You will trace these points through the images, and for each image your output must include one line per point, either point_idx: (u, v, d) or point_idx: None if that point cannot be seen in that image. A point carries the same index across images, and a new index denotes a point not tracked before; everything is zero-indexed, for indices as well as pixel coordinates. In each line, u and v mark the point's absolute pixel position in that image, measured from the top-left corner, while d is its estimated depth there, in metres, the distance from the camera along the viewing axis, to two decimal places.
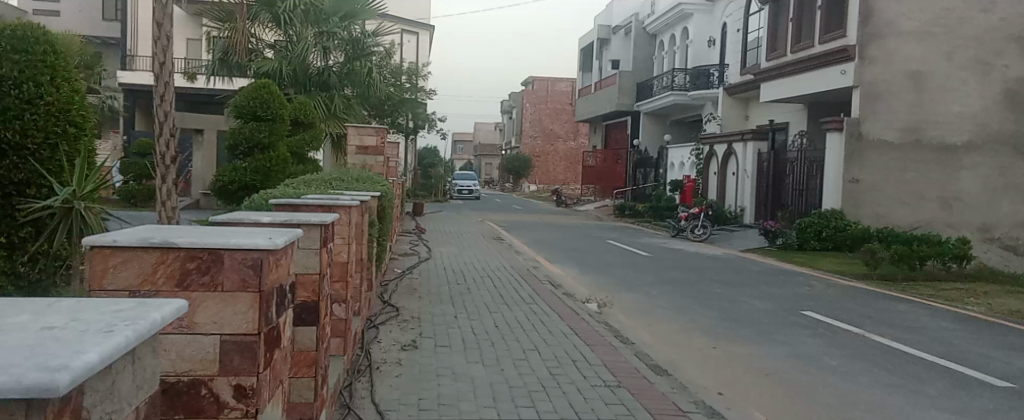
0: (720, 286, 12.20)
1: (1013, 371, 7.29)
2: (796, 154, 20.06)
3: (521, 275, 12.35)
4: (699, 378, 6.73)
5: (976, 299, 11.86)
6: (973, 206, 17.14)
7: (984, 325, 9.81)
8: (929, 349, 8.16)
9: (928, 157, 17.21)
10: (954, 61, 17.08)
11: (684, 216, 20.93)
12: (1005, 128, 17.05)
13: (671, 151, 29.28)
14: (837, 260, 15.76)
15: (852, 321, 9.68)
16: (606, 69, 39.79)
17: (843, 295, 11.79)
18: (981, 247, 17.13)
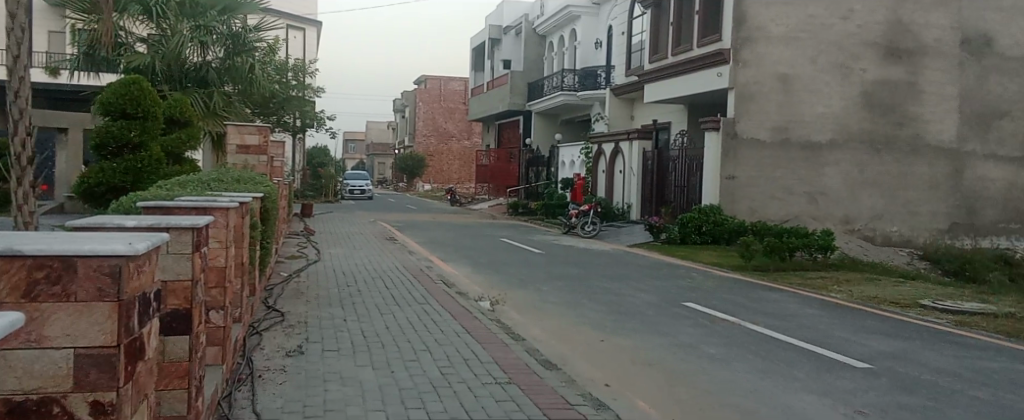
0: (607, 281, 12.52)
1: (871, 352, 7.87)
2: (678, 152, 20.84)
3: (412, 275, 12.23)
4: (587, 371, 6.85)
5: (840, 286, 12.74)
6: (837, 200, 18.52)
7: (847, 310, 10.51)
8: (798, 334, 8.68)
9: (796, 155, 18.27)
10: (818, 65, 18.21)
11: (574, 213, 21.36)
12: (863, 127, 18.43)
13: (562, 150, 29.79)
14: (716, 253, 16.49)
15: (729, 310, 10.16)
16: (497, 68, 40.11)
17: (722, 286, 12.36)
18: (844, 238, 18.39)
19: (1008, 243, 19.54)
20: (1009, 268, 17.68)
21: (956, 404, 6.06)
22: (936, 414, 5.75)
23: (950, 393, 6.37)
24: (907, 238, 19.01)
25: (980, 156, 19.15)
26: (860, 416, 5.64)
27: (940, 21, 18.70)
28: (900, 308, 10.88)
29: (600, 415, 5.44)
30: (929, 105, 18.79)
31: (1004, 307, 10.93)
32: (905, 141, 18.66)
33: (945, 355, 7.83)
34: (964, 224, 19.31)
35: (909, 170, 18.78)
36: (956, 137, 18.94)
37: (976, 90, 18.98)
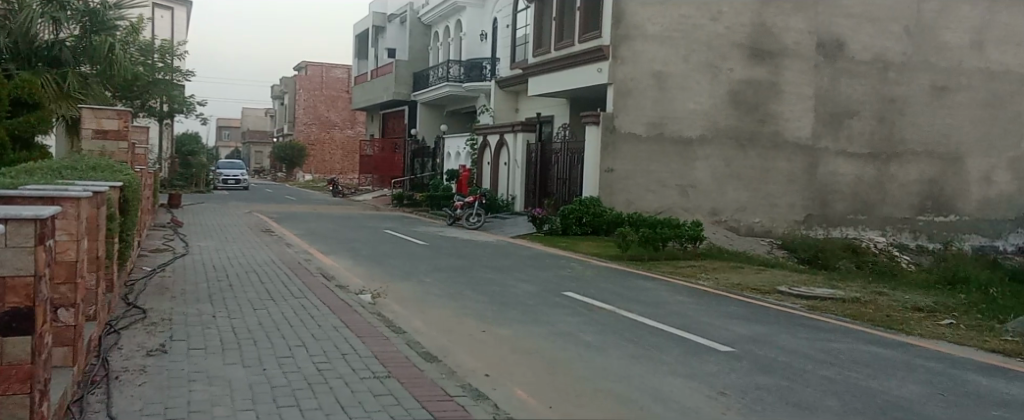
0: (490, 271, 12.62)
1: (733, 335, 8.32)
2: (560, 145, 21.23)
3: (290, 268, 11.86)
4: (467, 362, 6.88)
5: (708, 274, 13.41)
6: (706, 192, 19.43)
7: (712, 297, 11.05)
8: (668, 320, 9.06)
9: (669, 149, 19.01)
10: (689, 63, 19.01)
11: (459, 205, 21.37)
12: (729, 124, 19.41)
13: (448, 141, 29.69)
14: (594, 243, 16.96)
15: (605, 298, 10.46)
16: (382, 57, 39.47)
17: (600, 276, 12.72)
18: (712, 228, 19.32)
19: (856, 233, 21.08)
20: (856, 256, 19.16)
21: (807, 383, 6.49)
22: (789, 393, 6.15)
23: (802, 373, 6.82)
24: (768, 228, 20.21)
25: (832, 153, 20.56)
26: (722, 397, 5.95)
27: (799, 26, 19.89)
28: (760, 294, 11.56)
29: (478, 406, 5.48)
30: (788, 104, 19.98)
31: (850, 292, 11.82)
32: (767, 137, 19.78)
33: (797, 337, 8.37)
34: (818, 215, 20.70)
35: (772, 164, 19.95)
36: (812, 135, 20.27)
37: (829, 91, 20.33)
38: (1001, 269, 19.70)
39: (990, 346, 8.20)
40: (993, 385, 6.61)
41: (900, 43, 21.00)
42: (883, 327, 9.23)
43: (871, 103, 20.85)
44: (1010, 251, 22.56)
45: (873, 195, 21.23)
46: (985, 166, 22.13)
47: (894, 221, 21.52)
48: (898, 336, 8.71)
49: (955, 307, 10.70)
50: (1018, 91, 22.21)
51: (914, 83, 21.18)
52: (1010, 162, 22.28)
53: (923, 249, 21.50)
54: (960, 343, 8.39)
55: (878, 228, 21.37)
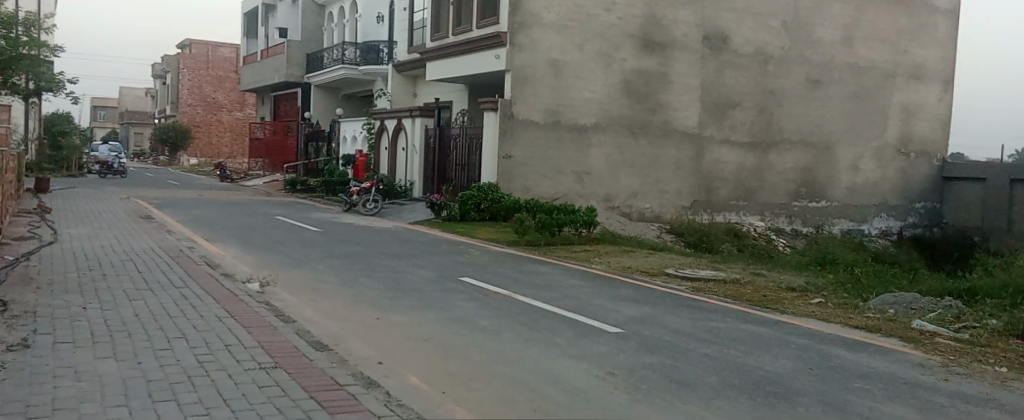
0: (386, 258, 12.46)
1: (623, 317, 8.56)
2: (458, 131, 21.18)
3: (172, 257, 11.29)
4: (360, 349, 6.76)
5: (602, 258, 13.72)
6: (600, 179, 19.82)
7: (605, 280, 11.34)
8: (561, 303, 9.23)
9: (565, 136, 19.25)
10: (584, 52, 19.30)
11: (355, 191, 20.95)
12: (622, 112, 19.87)
13: (343, 125, 29.06)
14: (491, 229, 17.02)
15: (500, 283, 10.54)
16: (272, 37, 38.12)
17: (496, 261, 12.78)
18: (605, 214, 19.74)
19: (738, 218, 22.10)
20: (738, 241, 20.06)
21: (690, 361, 6.75)
22: (673, 371, 6.38)
23: (686, 352, 7.09)
24: (658, 214, 20.84)
25: (717, 141, 21.42)
26: (611, 377, 6.12)
27: (687, 18, 20.56)
28: (649, 277, 11.95)
29: (370, 394, 5.42)
30: (677, 94, 20.63)
31: (731, 274, 12.41)
32: (657, 126, 20.38)
33: (682, 318, 8.70)
34: (704, 201, 21.53)
35: (661, 152, 20.58)
36: (698, 124, 21.04)
37: (714, 82, 21.15)
38: (867, 251, 21.13)
39: (854, 322, 8.78)
40: (855, 358, 7.09)
41: (779, 38, 22.07)
42: (760, 306, 9.76)
43: (753, 94, 21.82)
44: (874, 234, 24.22)
45: (755, 182, 22.29)
46: (854, 155, 23.66)
47: (772, 207, 22.68)
48: (774, 314, 9.22)
49: (825, 287, 11.42)
50: (882, 85, 23.83)
51: (791, 76, 22.33)
52: (874, 151, 23.93)
53: (798, 233, 22.80)
54: (829, 320, 8.96)
55: (758, 213, 22.46)
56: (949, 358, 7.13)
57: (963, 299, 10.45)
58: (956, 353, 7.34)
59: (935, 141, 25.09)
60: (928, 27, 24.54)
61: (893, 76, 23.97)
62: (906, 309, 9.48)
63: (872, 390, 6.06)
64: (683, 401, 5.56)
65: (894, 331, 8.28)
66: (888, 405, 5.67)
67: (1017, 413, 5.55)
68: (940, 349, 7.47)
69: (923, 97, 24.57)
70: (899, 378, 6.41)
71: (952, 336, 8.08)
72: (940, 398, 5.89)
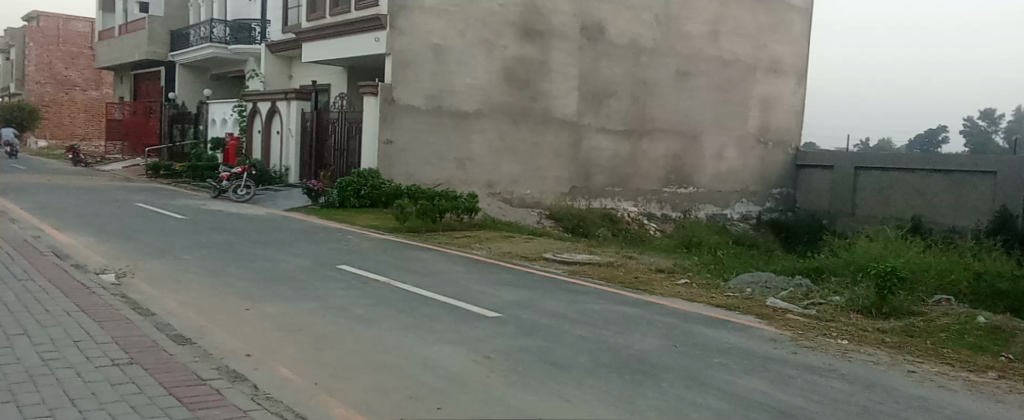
0: (257, 247, 12.00)
1: (502, 302, 8.65)
2: (337, 115, 20.67)
3: (15, 247, 10.39)
4: (228, 342, 6.49)
5: (482, 244, 13.80)
6: (481, 165, 19.86)
7: (483, 265, 11.43)
8: (441, 290, 9.21)
9: (446, 122, 19.15)
10: (465, 38, 19.24)
11: (225, 176, 20.02)
12: (503, 99, 19.97)
13: (212, 106, 27.70)
14: (371, 216, 16.77)
15: (379, 270, 10.40)
16: (131, 11, 35.76)
17: (375, 248, 12.57)
18: (486, 201, 19.81)
19: (613, 203, 22.76)
20: (613, 225, 20.67)
21: (565, 343, 6.92)
22: (549, 353, 6.51)
23: (560, 334, 7.25)
24: (537, 200, 21.10)
25: (594, 129, 21.92)
26: (488, 361, 6.17)
27: (565, 8, 20.87)
28: (527, 261, 12.14)
29: (235, 388, 5.23)
30: (556, 82, 20.94)
31: (605, 257, 12.80)
32: (537, 113, 20.63)
33: (558, 301, 8.89)
34: (581, 187, 22.00)
35: (541, 139, 20.86)
36: (576, 112, 21.46)
37: (592, 71, 21.62)
38: (729, 235, 22.30)
39: (716, 301, 9.27)
40: (715, 335, 7.49)
41: (651, 30, 22.81)
42: (631, 287, 10.15)
43: (628, 84, 22.48)
44: (735, 218, 25.63)
45: (629, 169, 23.02)
46: (718, 143, 24.90)
47: (645, 193, 23.50)
48: (644, 295, 9.60)
49: (691, 268, 12.00)
50: (745, 78, 25.15)
51: (662, 67, 23.14)
52: (736, 140, 25.30)
53: (668, 218, 23.78)
54: (693, 300, 9.40)
55: (632, 198, 23.22)
56: (798, 333, 7.66)
57: (811, 278, 11.24)
58: (804, 327, 7.90)
59: (790, 131, 26.79)
60: (784, 24, 26.12)
61: (754, 70, 25.35)
62: (762, 288, 10.10)
63: (730, 365, 6.40)
64: (557, 382, 5.67)
65: (751, 308, 8.80)
66: (745, 379, 6.00)
67: (856, 382, 6.02)
68: (791, 325, 7.99)
69: (779, 90, 26.14)
70: (755, 353, 6.82)
71: (802, 312, 8.67)
72: (790, 370, 6.31)
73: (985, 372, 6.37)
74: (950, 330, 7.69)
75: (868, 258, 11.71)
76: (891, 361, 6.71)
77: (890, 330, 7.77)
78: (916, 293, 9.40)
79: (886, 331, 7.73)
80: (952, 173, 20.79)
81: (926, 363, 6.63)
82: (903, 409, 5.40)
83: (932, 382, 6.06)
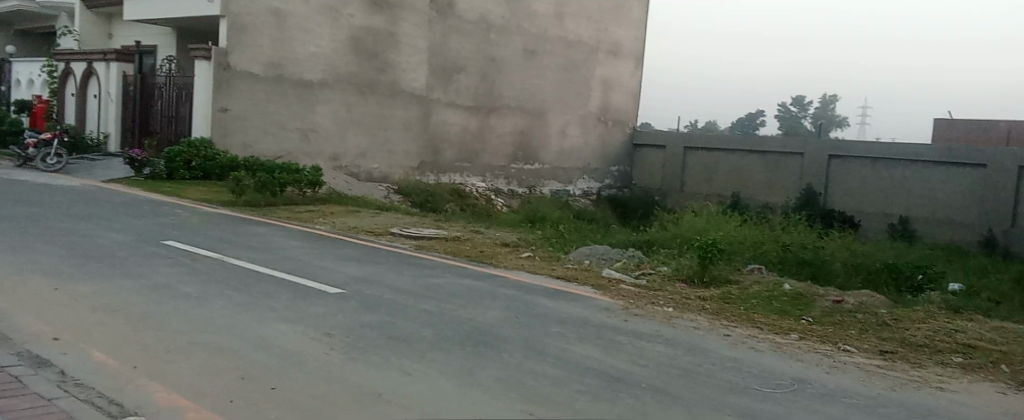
0: (71, 221, 10.99)
1: (343, 277, 8.47)
2: (164, 79, 19.31)
3: None
4: (32, 326, 5.94)
5: (324, 218, 13.42)
6: (324, 137, 19.24)
7: (325, 240, 11.12)
8: (278, 266, 8.88)
9: (288, 91, 18.37)
10: (309, 4, 18.49)
11: (33, 143, 18.19)
12: (348, 69, 19.42)
13: (18, 65, 24.97)
14: (204, 188, 15.88)
15: (210, 246, 9.86)
16: None
17: (208, 223, 11.89)
18: (331, 174, 19.25)
19: (461, 178, 22.82)
20: (459, 200, 20.77)
21: (409, 317, 6.89)
22: (391, 328, 6.46)
23: (403, 309, 7.20)
24: (385, 174, 20.78)
25: (442, 103, 21.82)
26: (327, 338, 6.03)
27: None
28: (372, 236, 11.98)
29: (38, 375, 4.84)
30: (404, 55, 20.61)
31: (450, 232, 12.86)
32: (384, 85, 20.24)
33: (402, 276, 8.82)
34: (429, 162, 21.88)
35: (388, 112, 20.50)
36: (425, 85, 21.26)
37: (440, 45, 21.46)
38: (570, 210, 23.01)
39: (555, 273, 9.59)
40: (554, 306, 7.73)
41: (500, 7, 22.96)
42: (475, 260, 10.28)
43: (477, 60, 22.53)
44: (577, 194, 26.46)
45: (476, 144, 23.15)
46: (562, 121, 25.57)
47: (492, 168, 23.77)
48: (488, 268, 9.76)
49: (534, 241, 12.33)
50: (587, 59, 25.94)
51: (509, 45, 23.39)
52: (579, 118, 26.10)
53: (514, 193, 24.18)
54: (534, 272, 9.67)
55: (479, 174, 23.39)
56: (629, 302, 8.07)
57: (642, 250, 11.89)
58: (634, 296, 8.35)
59: (628, 111, 28.00)
60: (624, 8, 27.17)
61: (596, 52, 26.20)
62: (598, 260, 10.56)
63: (567, 334, 6.65)
64: (398, 356, 5.65)
65: (587, 280, 9.18)
66: (580, 347, 6.25)
67: (678, 346, 6.43)
68: (623, 295, 8.41)
69: (619, 72, 27.21)
70: (589, 322, 7.11)
71: (633, 282, 9.14)
72: (621, 337, 6.65)
73: (789, 334, 7.00)
74: (761, 296, 8.40)
75: (693, 231, 12.52)
76: (710, 325, 7.23)
77: (709, 297, 8.37)
78: (733, 263, 10.18)
79: (707, 299, 8.31)
80: (767, 153, 22.34)
81: (740, 327, 7.19)
82: (719, 369, 5.83)
83: (744, 345, 6.58)
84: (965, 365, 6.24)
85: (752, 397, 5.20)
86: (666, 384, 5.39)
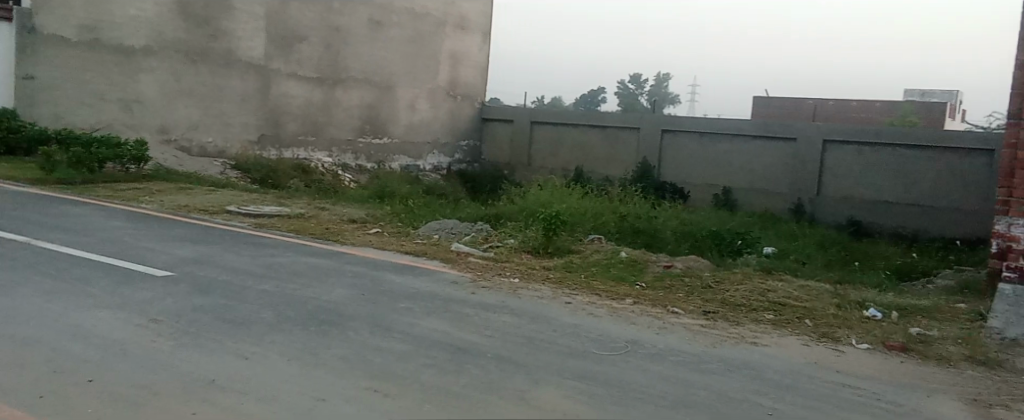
0: None
1: (173, 259, 7.98)
2: None
3: None
4: None
5: (152, 197, 12.54)
6: (151, 109, 17.95)
7: (155, 220, 10.41)
8: (99, 249, 8.22)
9: (107, 58, 17.19)
10: None
11: None
12: (176, 36, 18.17)
13: None
14: (9, 165, 14.44)
15: (17, 228, 8.98)
16: None
17: (15, 203, 10.82)
18: (159, 149, 18.00)
19: (305, 153, 22.03)
20: (304, 176, 20.08)
21: (247, 300, 6.59)
22: (226, 311, 6.16)
23: (241, 290, 6.89)
24: (222, 149, 19.62)
25: (283, 75, 20.92)
26: (154, 325, 5.66)
27: None
28: (207, 215, 11.34)
29: None
30: (239, 22, 19.53)
31: (294, 209, 12.42)
32: (218, 54, 19.11)
33: (240, 256, 8.43)
34: (270, 136, 20.93)
35: (223, 83, 19.37)
36: (263, 55, 20.26)
37: (279, 13, 20.52)
38: (420, 185, 22.81)
39: (404, 248, 9.53)
40: (402, 281, 7.69)
41: None
42: (321, 238, 10.00)
43: (319, 30, 21.72)
44: (427, 169, 26.27)
45: (321, 117, 22.38)
46: (410, 95, 25.25)
47: (338, 143, 23.10)
48: (333, 245, 9.52)
49: (381, 217, 12.18)
50: (435, 32, 25.68)
51: (354, 15, 22.71)
52: (428, 92, 25.86)
53: (362, 169, 23.67)
54: (382, 248, 9.56)
55: (324, 149, 22.67)
56: (477, 274, 8.19)
57: (490, 223, 12.05)
58: (482, 269, 8.46)
59: (476, 86, 28.07)
60: None
61: (443, 25, 26.00)
62: (447, 234, 10.60)
63: (415, 309, 6.63)
64: (234, 340, 5.42)
65: (437, 254, 9.20)
66: (428, 321, 6.26)
67: (522, 315, 6.59)
68: (471, 267, 8.52)
69: (466, 46, 27.19)
70: (438, 296, 7.12)
71: (481, 255, 9.27)
72: (467, 309, 6.72)
73: (624, 299, 7.37)
74: (601, 265, 8.77)
75: (539, 205, 12.83)
76: (554, 294, 7.45)
77: (553, 267, 8.64)
78: (575, 234, 10.57)
79: (550, 268, 8.59)
80: (607, 128, 23.17)
81: (580, 294, 7.48)
82: (561, 336, 6.04)
83: (584, 311, 6.86)
84: (777, 322, 6.83)
85: (590, 360, 5.43)
86: (510, 353, 5.52)
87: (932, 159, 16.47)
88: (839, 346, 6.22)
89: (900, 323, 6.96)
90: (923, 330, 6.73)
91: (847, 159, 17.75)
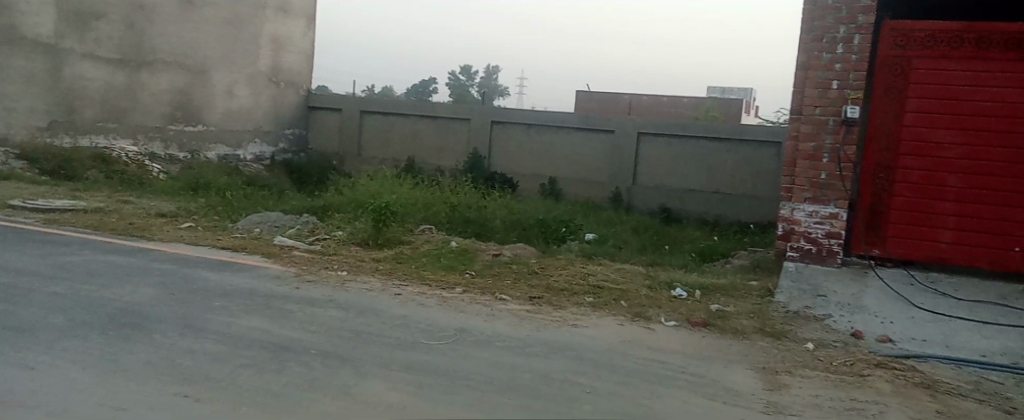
0: None
1: None
2: None
3: None
4: None
5: None
6: None
7: None
8: None
9: None
10: None
11: None
12: None
13: None
14: None
15: None
16: None
17: None
18: None
19: (105, 141, 20.12)
20: (104, 166, 18.35)
21: (34, 304, 5.94)
22: (9, 317, 5.54)
23: (26, 294, 6.20)
24: (2, 135, 18.02)
25: (78, 55, 19.16)
26: None
27: None
28: None
29: None
30: None
31: (93, 203, 11.35)
32: None
33: (25, 256, 7.59)
34: (63, 122, 19.09)
35: None
36: (53, 33, 18.53)
37: None
38: (240, 176, 21.63)
39: (222, 243, 9.01)
40: (217, 278, 7.28)
41: None
42: (125, 234, 9.22)
43: (118, 7, 19.84)
44: (248, 160, 24.48)
45: (126, 102, 20.57)
46: (229, 80, 23.36)
47: (145, 130, 21.19)
48: (138, 242, 8.80)
49: (196, 211, 11.42)
50: (254, 14, 23.73)
51: None
52: (247, 78, 23.98)
53: (173, 158, 21.78)
54: (197, 243, 8.98)
55: (128, 136, 20.76)
56: (302, 268, 7.90)
57: (317, 215, 11.66)
58: (308, 263, 8.17)
59: (302, 73, 26.25)
60: None
61: (262, 7, 24.03)
62: (271, 227, 10.14)
63: (232, 307, 6.28)
64: (17, 349, 4.87)
65: (257, 248, 8.77)
66: (246, 319, 5.96)
67: (349, 309, 6.43)
68: (295, 261, 8.20)
69: (290, 30, 25.39)
70: (257, 293, 6.79)
71: (307, 248, 8.94)
72: (290, 305, 6.45)
73: (453, 288, 7.39)
74: (430, 255, 8.75)
75: (368, 196, 12.57)
76: (382, 286, 7.34)
77: (383, 259, 8.51)
78: (405, 225, 10.48)
79: (379, 260, 8.45)
80: (438, 118, 23.12)
81: (410, 285, 7.43)
82: (389, 328, 5.94)
83: (413, 301, 6.81)
84: (595, 304, 7.13)
85: (418, 351, 5.40)
86: (336, 348, 5.36)
87: (731, 150, 17.86)
88: (649, 324, 6.60)
89: (702, 301, 7.50)
90: (722, 306, 7.28)
91: (658, 149, 18.94)
